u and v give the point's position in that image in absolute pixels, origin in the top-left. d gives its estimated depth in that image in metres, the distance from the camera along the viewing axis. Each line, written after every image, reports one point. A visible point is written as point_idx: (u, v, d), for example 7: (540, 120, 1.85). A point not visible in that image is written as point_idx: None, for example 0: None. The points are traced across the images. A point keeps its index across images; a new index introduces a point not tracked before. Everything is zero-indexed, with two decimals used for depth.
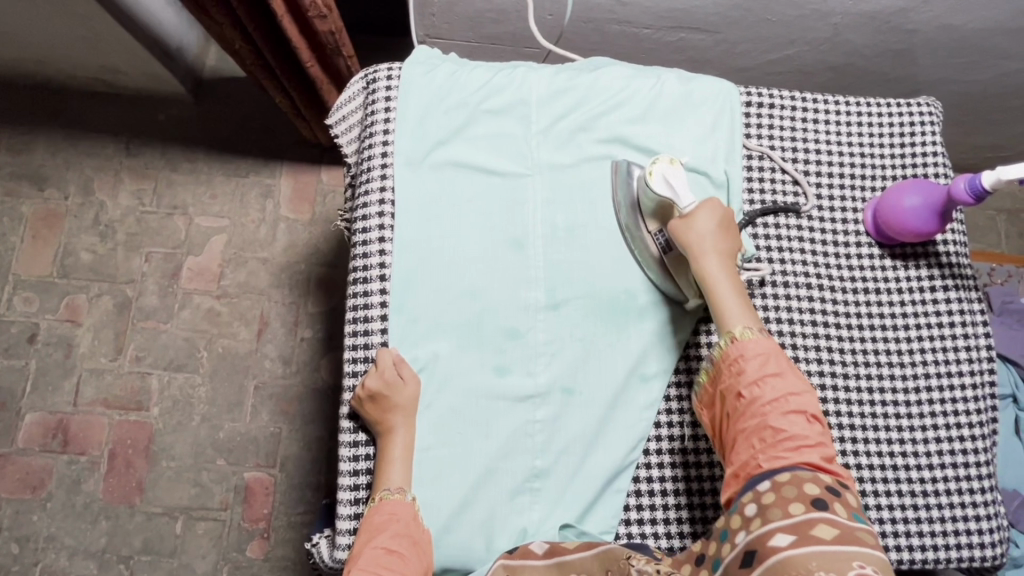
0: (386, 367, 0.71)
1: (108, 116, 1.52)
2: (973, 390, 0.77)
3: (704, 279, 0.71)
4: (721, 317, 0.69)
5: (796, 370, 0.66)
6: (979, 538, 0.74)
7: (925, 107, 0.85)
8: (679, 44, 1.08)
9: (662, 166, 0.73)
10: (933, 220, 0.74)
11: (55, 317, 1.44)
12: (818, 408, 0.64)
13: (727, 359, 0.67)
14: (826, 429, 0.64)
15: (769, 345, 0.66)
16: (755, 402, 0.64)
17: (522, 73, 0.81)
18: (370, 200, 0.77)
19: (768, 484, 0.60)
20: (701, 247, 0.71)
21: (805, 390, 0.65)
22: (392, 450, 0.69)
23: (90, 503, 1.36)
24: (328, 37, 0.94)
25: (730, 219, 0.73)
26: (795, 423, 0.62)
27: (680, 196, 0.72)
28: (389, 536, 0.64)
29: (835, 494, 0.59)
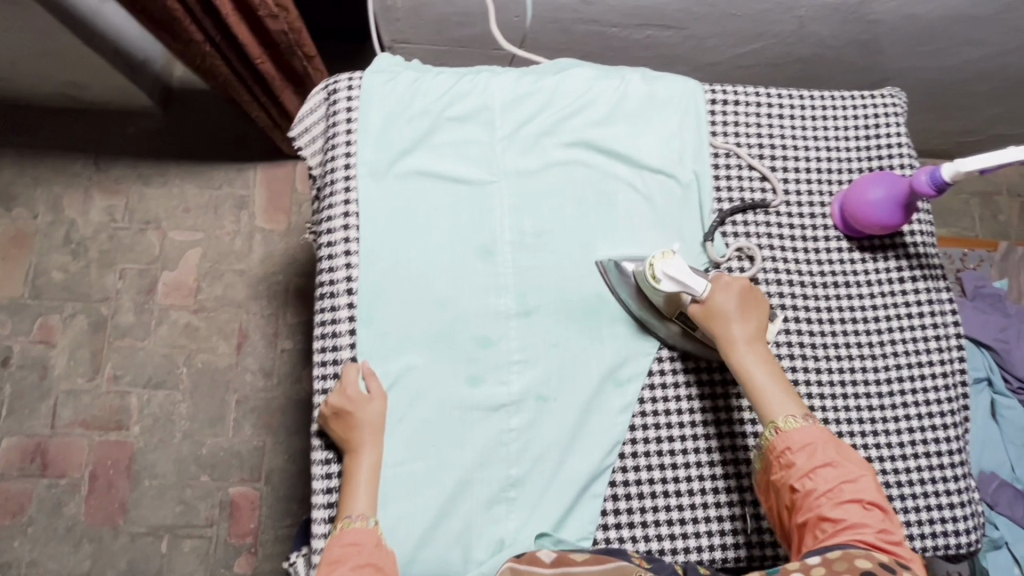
0: (349, 383, 0.70)
1: (75, 132, 1.49)
2: (944, 380, 0.78)
3: (738, 368, 0.68)
4: (762, 409, 0.67)
5: (853, 456, 0.63)
6: (954, 526, 0.74)
7: (889, 99, 0.85)
8: (647, 41, 1.08)
9: (659, 266, 0.70)
10: (896, 212, 0.75)
11: (29, 339, 1.41)
12: (876, 493, 0.61)
13: (774, 451, 0.64)
14: (888, 515, 0.60)
15: (818, 432, 0.63)
16: (809, 492, 0.61)
17: (485, 78, 0.80)
18: (335, 213, 0.76)
19: (817, 557, 0.56)
20: (727, 335, 0.69)
21: (861, 476, 0.62)
22: (357, 472, 0.68)
23: (73, 526, 1.34)
24: (281, 37, 0.94)
25: (751, 292, 0.71)
26: (852, 508, 0.59)
27: (691, 285, 0.69)
28: (351, 566, 0.62)
29: (895, 573, 0.54)
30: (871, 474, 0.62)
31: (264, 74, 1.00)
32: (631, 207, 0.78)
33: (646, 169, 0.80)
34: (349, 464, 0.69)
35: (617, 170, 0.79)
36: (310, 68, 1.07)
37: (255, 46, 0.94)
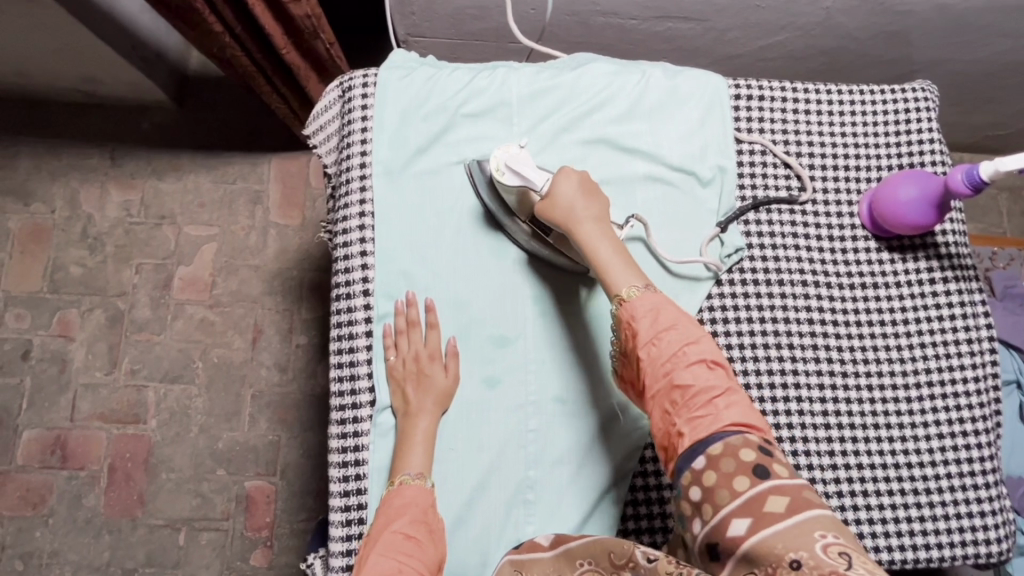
0: (417, 338, 0.71)
1: (92, 126, 1.49)
2: (976, 384, 0.75)
3: (585, 247, 0.68)
4: (607, 282, 0.66)
5: (689, 319, 0.63)
6: (985, 534, 0.72)
7: (921, 93, 0.81)
8: (667, 34, 1.05)
9: (502, 158, 0.71)
10: (930, 212, 0.72)
11: (48, 333, 1.42)
12: (716, 351, 0.61)
13: (624, 324, 0.64)
14: (731, 373, 0.61)
15: (658, 299, 0.64)
16: (656, 364, 0.61)
17: (502, 74, 0.79)
18: (350, 212, 0.75)
19: (703, 460, 0.56)
20: (572, 218, 0.68)
21: (701, 337, 0.62)
22: (415, 432, 0.68)
23: (92, 518, 1.35)
24: (303, 21, 0.92)
25: (590, 181, 0.71)
26: (702, 376, 0.59)
27: (532, 179, 0.71)
28: (408, 521, 0.63)
29: (769, 454, 0.55)
30: (710, 338, 0.62)
31: (291, 63, 0.99)
32: (649, 206, 0.77)
33: (666, 166, 0.78)
34: (406, 420, 0.69)
35: (638, 167, 0.77)
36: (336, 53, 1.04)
37: (279, 35, 0.93)
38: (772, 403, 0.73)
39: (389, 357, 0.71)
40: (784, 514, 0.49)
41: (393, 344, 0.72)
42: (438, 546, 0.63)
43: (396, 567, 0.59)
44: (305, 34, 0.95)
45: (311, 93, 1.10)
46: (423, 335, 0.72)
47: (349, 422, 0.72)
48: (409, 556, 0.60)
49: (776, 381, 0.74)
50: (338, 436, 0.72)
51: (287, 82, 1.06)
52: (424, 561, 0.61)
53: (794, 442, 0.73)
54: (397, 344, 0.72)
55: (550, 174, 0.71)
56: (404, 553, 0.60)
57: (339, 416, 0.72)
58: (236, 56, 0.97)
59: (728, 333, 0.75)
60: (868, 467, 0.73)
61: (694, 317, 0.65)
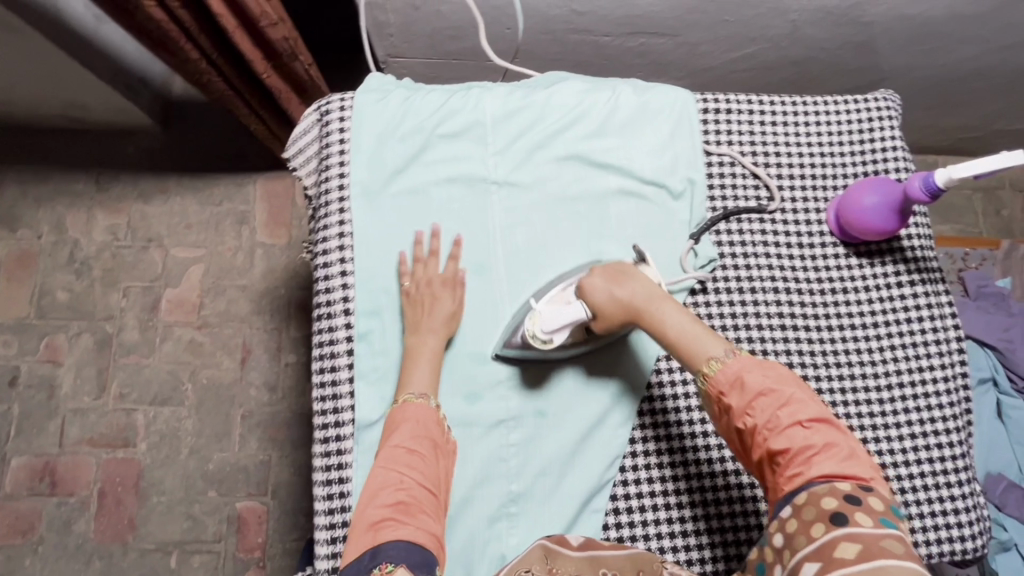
0: (434, 265, 0.73)
1: (77, 151, 1.50)
2: (945, 384, 0.77)
3: (659, 335, 0.66)
4: (694, 359, 0.64)
5: (784, 375, 0.61)
6: (959, 532, 0.73)
7: (883, 102, 0.84)
8: (641, 49, 1.07)
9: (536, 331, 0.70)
10: (892, 217, 0.74)
11: (35, 359, 1.42)
12: (814, 407, 0.59)
13: (715, 400, 0.62)
14: (831, 426, 0.58)
15: (744, 360, 0.61)
16: (754, 430, 0.60)
17: (476, 94, 0.81)
18: (330, 234, 0.77)
19: (789, 509, 0.55)
20: (633, 316, 0.68)
21: (796, 394, 0.59)
22: (422, 349, 0.70)
23: (83, 544, 1.35)
24: (282, 45, 0.94)
25: (613, 269, 0.70)
26: (794, 434, 0.57)
27: (574, 313, 0.69)
28: (410, 436, 0.64)
29: (858, 502, 0.52)
30: (809, 394, 0.60)
31: (272, 88, 1.01)
32: (623, 219, 0.79)
33: (638, 180, 0.80)
34: (413, 339, 0.71)
35: (611, 181, 0.79)
36: (313, 75, 1.07)
37: (259, 60, 0.95)
38: None
39: (403, 282, 0.73)
40: (853, 560, 0.48)
41: (408, 272, 0.74)
42: (442, 463, 0.65)
43: (396, 481, 0.60)
44: (283, 56, 0.97)
45: (291, 113, 1.11)
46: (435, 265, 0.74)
47: (332, 441, 0.73)
48: (410, 470, 0.61)
49: None
50: (322, 454, 0.73)
51: (267, 104, 1.08)
52: (422, 474, 0.62)
53: None
54: (412, 272, 0.74)
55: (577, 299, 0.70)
56: (407, 465, 0.62)
57: (323, 435, 0.73)
58: (214, 83, 0.99)
59: None
60: None
61: (791, 370, 0.62)
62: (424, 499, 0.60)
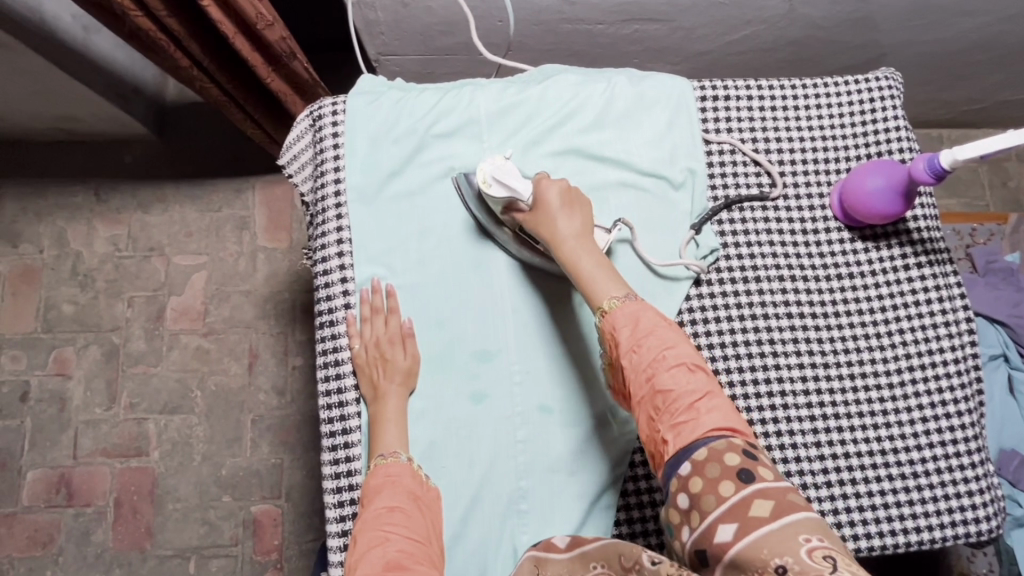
0: (380, 324, 0.73)
1: (74, 163, 1.50)
2: (955, 365, 0.76)
3: (566, 259, 0.69)
4: (590, 295, 0.67)
5: (671, 326, 0.64)
6: (974, 514, 0.73)
7: (884, 81, 0.83)
8: (635, 36, 1.06)
9: (488, 171, 0.72)
10: (897, 202, 0.73)
11: (45, 372, 1.43)
12: (698, 359, 0.62)
13: (607, 336, 0.65)
14: (710, 373, 0.62)
15: (642, 308, 0.65)
16: (641, 375, 0.61)
17: (469, 92, 0.80)
18: (328, 241, 0.77)
19: (689, 466, 0.56)
20: (554, 233, 0.70)
21: (682, 344, 0.62)
22: (385, 413, 0.70)
23: (102, 553, 1.36)
24: (280, 46, 0.91)
25: (573, 192, 0.72)
26: (683, 383, 0.60)
27: (518, 188, 0.71)
28: (388, 495, 0.64)
29: (754, 458, 0.55)
30: (690, 345, 0.63)
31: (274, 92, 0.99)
32: (624, 212, 0.78)
33: (638, 172, 0.79)
34: (375, 405, 0.71)
35: (609, 175, 0.78)
36: (316, 78, 1.03)
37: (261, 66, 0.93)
38: (757, 399, 0.74)
39: (353, 346, 0.73)
40: (768, 519, 0.50)
41: (357, 332, 0.74)
42: (427, 513, 0.65)
43: (382, 538, 0.60)
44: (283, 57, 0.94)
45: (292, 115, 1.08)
46: (386, 320, 0.73)
47: (340, 448, 0.72)
48: (395, 526, 0.61)
49: (759, 377, 0.75)
50: (330, 462, 0.73)
51: (267, 105, 1.06)
52: (411, 526, 0.62)
53: (779, 437, 0.74)
54: (361, 332, 0.73)
55: (532, 182, 0.72)
56: (388, 524, 0.62)
57: (330, 443, 0.73)
58: (206, 88, 1.00)
59: (709, 334, 0.76)
60: (855, 456, 0.73)
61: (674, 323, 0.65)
62: (415, 551, 0.60)
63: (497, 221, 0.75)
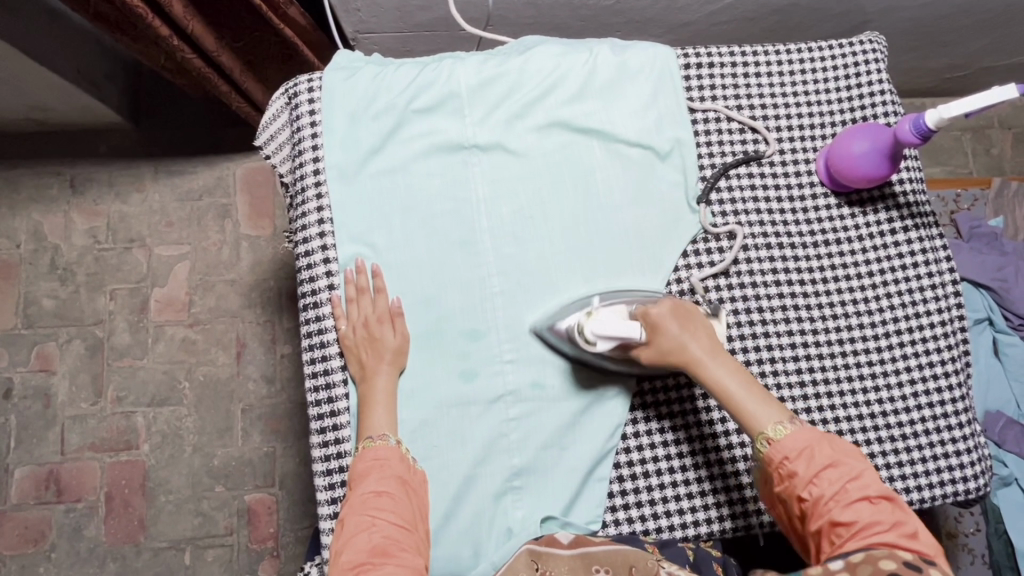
0: (367, 303, 0.72)
1: (47, 154, 1.46)
2: (942, 328, 0.77)
3: (713, 387, 0.66)
4: (748, 424, 0.64)
5: (852, 453, 0.61)
6: (961, 472, 0.74)
7: (869, 45, 0.82)
8: (617, 7, 1.04)
9: (588, 328, 0.68)
10: (883, 163, 0.73)
11: (27, 369, 1.40)
12: (882, 487, 0.58)
13: (773, 467, 0.62)
14: (903, 507, 0.57)
15: (807, 434, 0.61)
16: (818, 500, 0.59)
17: (449, 65, 0.78)
18: (309, 222, 0.75)
19: (839, 562, 0.53)
20: (690, 361, 0.67)
21: (864, 472, 0.59)
22: (373, 393, 0.69)
23: (95, 547, 1.35)
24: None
25: (682, 306, 0.69)
26: (861, 508, 0.57)
27: (627, 332, 0.67)
28: (376, 480, 0.63)
29: (918, 570, 0.51)
30: (873, 471, 0.60)
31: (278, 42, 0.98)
32: (611, 184, 0.77)
33: (624, 142, 0.78)
34: (363, 384, 0.70)
35: (595, 147, 0.77)
36: (311, 24, 1.02)
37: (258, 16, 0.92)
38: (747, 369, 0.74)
39: (339, 327, 0.72)
40: None
41: (343, 313, 0.72)
42: (414, 497, 0.65)
43: (370, 523, 0.61)
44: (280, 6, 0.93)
45: (285, 66, 1.07)
46: (373, 300, 0.72)
47: (329, 431, 0.72)
48: (382, 511, 0.61)
49: (749, 346, 0.75)
50: (320, 445, 0.72)
51: (250, 64, 1.04)
52: (400, 512, 0.62)
53: None
54: (347, 313, 0.72)
55: (637, 319, 0.68)
56: (377, 509, 0.62)
57: (319, 426, 0.72)
58: (188, 58, 0.96)
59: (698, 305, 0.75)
60: (845, 421, 0.74)
61: (858, 450, 0.62)
62: (401, 537, 0.60)
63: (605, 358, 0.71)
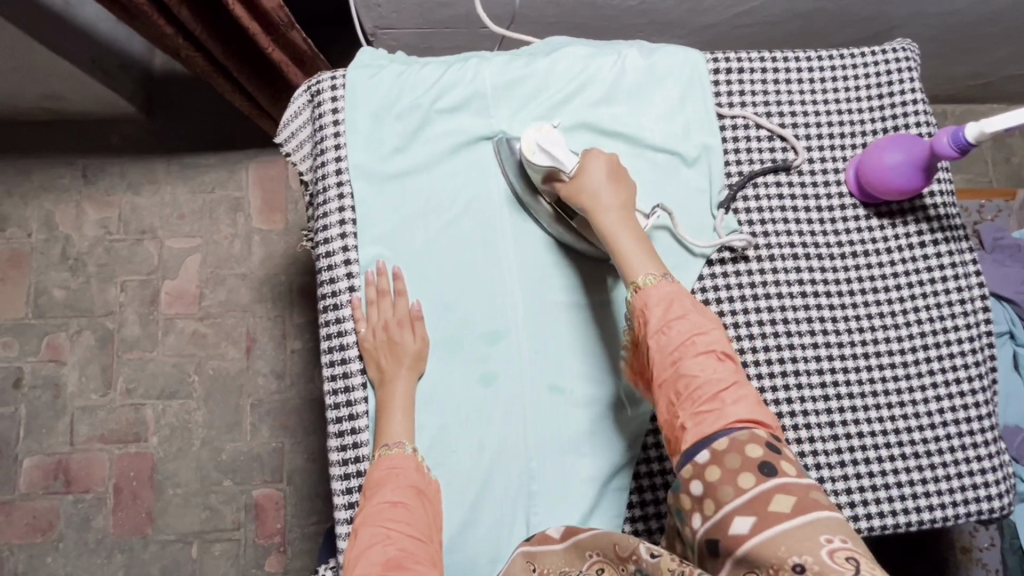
0: (387, 306, 0.71)
1: (59, 144, 1.45)
2: (970, 344, 0.75)
3: (607, 234, 0.67)
4: (624, 268, 0.66)
5: (706, 322, 0.62)
6: (986, 491, 0.73)
7: (902, 52, 0.80)
8: (641, 8, 1.02)
9: (534, 137, 0.70)
10: (917, 176, 0.71)
11: (38, 359, 1.40)
12: (726, 344, 0.61)
13: (636, 312, 0.64)
14: (739, 366, 0.61)
15: (673, 288, 0.64)
16: (671, 358, 0.60)
17: (475, 65, 0.76)
18: (330, 222, 0.74)
19: (708, 454, 0.56)
20: (598, 204, 0.68)
21: (713, 330, 0.61)
22: (392, 398, 0.69)
23: (103, 539, 1.35)
24: (277, 14, 0.88)
25: (619, 167, 0.71)
26: (707, 367, 0.59)
27: (563, 159, 0.70)
28: (393, 489, 0.63)
29: (776, 451, 0.55)
30: (719, 330, 0.62)
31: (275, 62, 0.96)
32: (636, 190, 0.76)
33: (650, 147, 0.76)
34: (383, 388, 0.69)
35: (621, 152, 0.76)
36: (314, 49, 1.00)
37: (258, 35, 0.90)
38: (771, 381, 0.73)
39: (359, 330, 0.71)
40: (790, 514, 0.49)
41: (363, 316, 0.72)
42: (430, 508, 0.64)
43: (384, 536, 0.59)
44: (280, 25, 0.91)
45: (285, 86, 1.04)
46: (394, 303, 0.71)
47: (348, 434, 0.71)
48: (397, 523, 0.60)
49: (774, 358, 0.74)
50: (338, 448, 0.71)
51: (255, 82, 1.02)
52: (414, 523, 0.61)
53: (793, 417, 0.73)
54: (367, 315, 0.71)
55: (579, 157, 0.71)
56: (392, 520, 0.61)
57: (338, 429, 0.71)
58: (190, 57, 0.95)
59: (724, 316, 0.74)
60: (869, 435, 0.73)
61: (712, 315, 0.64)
62: (415, 550, 0.59)
63: (535, 197, 0.73)
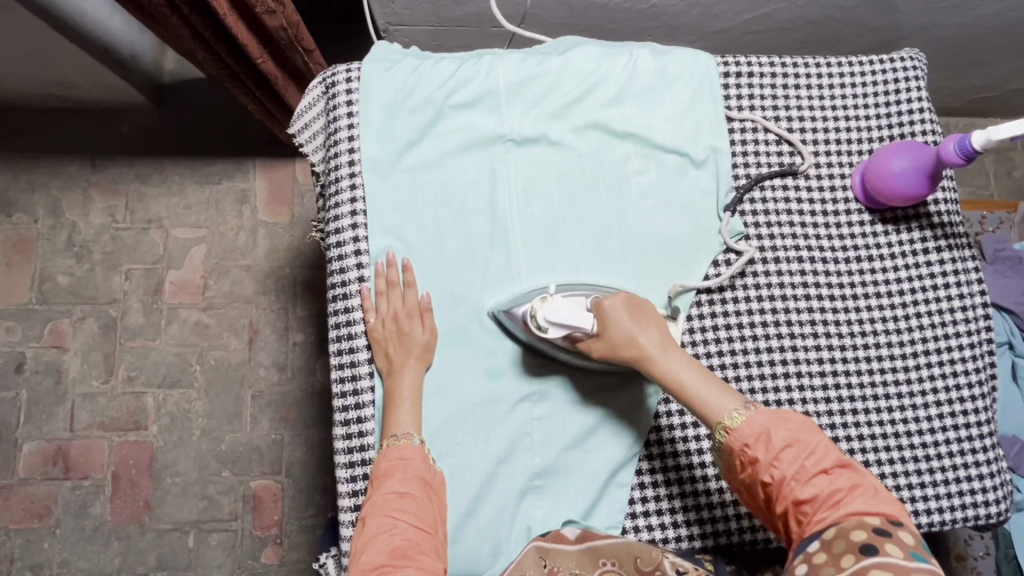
0: (397, 297, 0.72)
1: (69, 131, 1.46)
2: (971, 350, 0.76)
3: (667, 380, 0.65)
4: (704, 413, 0.63)
5: (804, 423, 0.60)
6: (983, 496, 0.73)
7: (909, 61, 0.81)
8: (652, 11, 1.03)
9: (542, 312, 0.68)
10: (923, 182, 0.72)
11: (40, 344, 1.40)
12: (835, 454, 0.58)
13: (738, 453, 0.61)
14: (856, 470, 0.58)
15: (767, 414, 0.60)
16: (780, 482, 0.58)
17: (488, 61, 0.77)
18: (342, 213, 0.74)
19: (816, 543, 0.54)
20: (642, 354, 0.66)
21: (820, 443, 0.59)
22: (400, 387, 0.69)
23: (100, 526, 1.35)
24: (279, 32, 0.89)
25: (635, 301, 0.69)
26: (820, 482, 0.57)
27: (580, 321, 0.67)
28: (399, 479, 0.63)
29: (887, 534, 0.52)
30: (824, 438, 0.59)
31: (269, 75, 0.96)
32: (645, 190, 0.77)
33: (660, 149, 0.77)
34: (390, 378, 0.70)
35: (631, 152, 0.77)
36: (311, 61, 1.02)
37: (257, 51, 0.90)
38: (773, 381, 0.74)
39: (368, 320, 0.72)
40: None
41: (372, 306, 0.72)
42: (436, 498, 0.65)
43: (392, 524, 0.60)
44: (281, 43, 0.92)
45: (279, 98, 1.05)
46: (403, 295, 0.72)
47: (353, 423, 0.71)
48: (403, 513, 0.61)
49: (776, 360, 0.74)
50: (343, 437, 0.72)
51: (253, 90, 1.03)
52: (421, 514, 0.62)
53: None
54: (377, 306, 0.72)
55: (591, 308, 0.68)
56: (399, 511, 0.61)
57: (344, 417, 0.72)
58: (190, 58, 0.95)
59: (727, 316, 0.75)
60: (869, 438, 0.74)
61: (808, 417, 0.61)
62: (421, 541, 0.60)
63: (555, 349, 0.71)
